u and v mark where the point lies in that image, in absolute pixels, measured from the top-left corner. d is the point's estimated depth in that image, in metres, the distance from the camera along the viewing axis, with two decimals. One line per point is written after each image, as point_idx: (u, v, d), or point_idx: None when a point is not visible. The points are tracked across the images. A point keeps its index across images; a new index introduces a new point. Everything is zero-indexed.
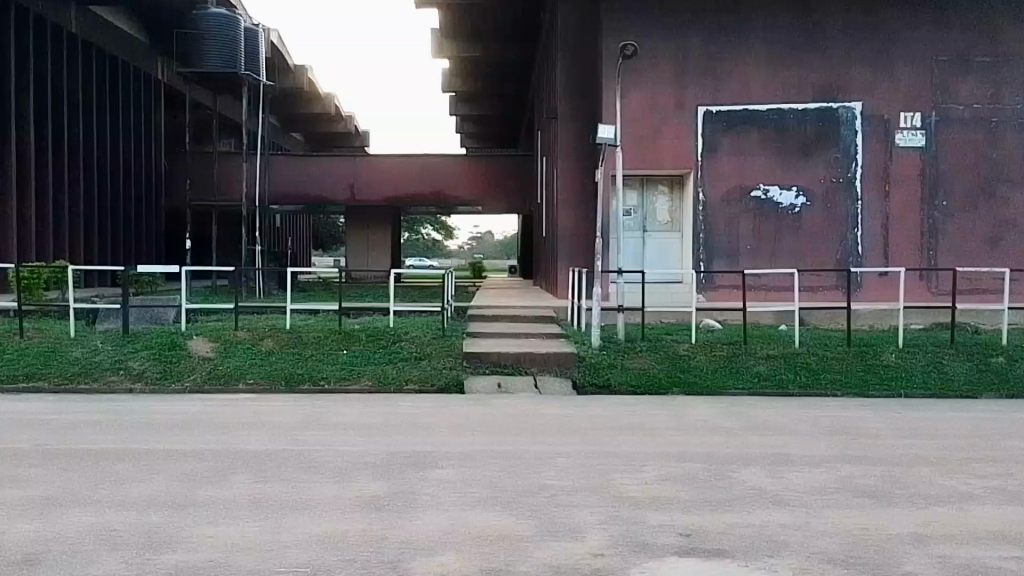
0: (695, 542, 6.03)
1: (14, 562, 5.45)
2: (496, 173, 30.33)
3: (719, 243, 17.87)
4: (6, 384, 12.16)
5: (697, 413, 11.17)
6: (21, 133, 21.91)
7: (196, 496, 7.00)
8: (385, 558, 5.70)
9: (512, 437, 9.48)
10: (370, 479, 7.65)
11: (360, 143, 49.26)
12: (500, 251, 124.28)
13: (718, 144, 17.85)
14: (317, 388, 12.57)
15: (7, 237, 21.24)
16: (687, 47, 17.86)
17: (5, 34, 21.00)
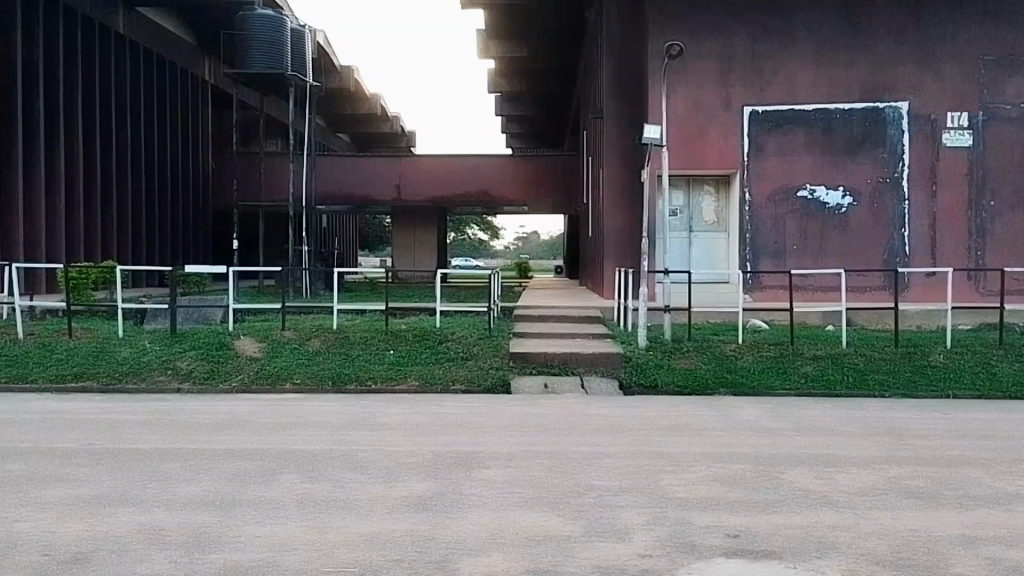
0: (744, 543, 5.88)
1: (64, 561, 5.46)
2: (540, 172, 30.22)
3: (765, 242, 17.57)
4: (55, 384, 12.32)
5: (744, 413, 11.00)
6: (70, 133, 22.26)
7: (243, 495, 6.99)
8: (432, 558, 5.63)
9: (559, 438, 9.38)
10: (416, 479, 7.60)
11: (406, 142, 49.48)
12: (546, 251, 124.17)
13: (764, 144, 17.55)
14: (364, 388, 12.57)
15: (55, 237, 21.57)
16: (732, 45, 17.60)
17: (55, 35, 21.36)
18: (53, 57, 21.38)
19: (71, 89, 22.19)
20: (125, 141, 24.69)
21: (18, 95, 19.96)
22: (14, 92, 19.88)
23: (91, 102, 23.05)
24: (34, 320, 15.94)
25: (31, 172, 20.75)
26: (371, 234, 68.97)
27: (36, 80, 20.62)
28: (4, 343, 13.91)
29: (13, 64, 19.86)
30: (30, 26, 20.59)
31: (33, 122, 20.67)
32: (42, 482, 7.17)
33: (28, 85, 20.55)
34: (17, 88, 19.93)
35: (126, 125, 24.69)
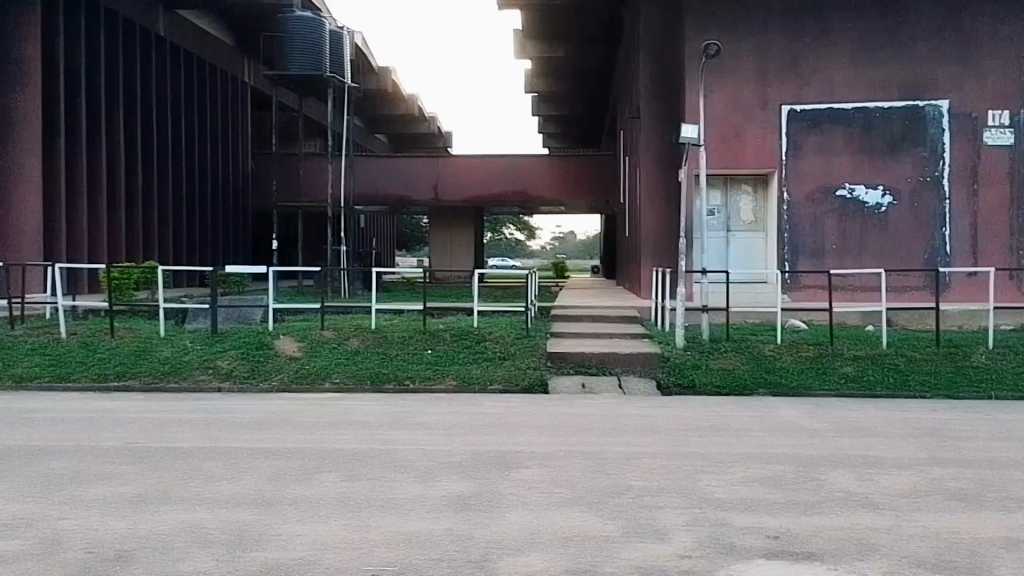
0: (785, 544, 5.81)
1: (108, 558, 5.54)
2: (576, 171, 30.12)
3: (804, 242, 17.37)
4: (98, 383, 12.51)
5: (785, 413, 10.88)
6: (112, 135, 22.57)
7: (284, 494, 7.04)
8: (472, 557, 5.62)
9: (595, 438, 9.34)
10: (455, 479, 7.60)
11: (443, 143, 49.61)
12: (583, 251, 123.88)
13: (802, 143, 17.36)
14: (402, 388, 12.61)
15: (98, 237, 21.91)
16: (770, 43, 17.43)
17: (97, 38, 21.67)
18: (95, 59, 21.67)
19: (114, 91, 22.50)
20: (166, 143, 25.02)
21: (61, 97, 20.24)
22: (58, 94, 20.18)
23: (133, 103, 23.36)
24: (78, 320, 16.20)
25: (75, 172, 21.07)
26: (408, 233, 69.28)
27: (78, 82, 20.93)
28: (49, 342, 14.14)
29: (56, 67, 20.15)
30: (73, 28, 20.89)
31: (75, 124, 20.98)
32: (87, 480, 7.26)
33: (70, 86, 20.84)
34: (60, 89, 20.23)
35: (168, 127, 25.02)
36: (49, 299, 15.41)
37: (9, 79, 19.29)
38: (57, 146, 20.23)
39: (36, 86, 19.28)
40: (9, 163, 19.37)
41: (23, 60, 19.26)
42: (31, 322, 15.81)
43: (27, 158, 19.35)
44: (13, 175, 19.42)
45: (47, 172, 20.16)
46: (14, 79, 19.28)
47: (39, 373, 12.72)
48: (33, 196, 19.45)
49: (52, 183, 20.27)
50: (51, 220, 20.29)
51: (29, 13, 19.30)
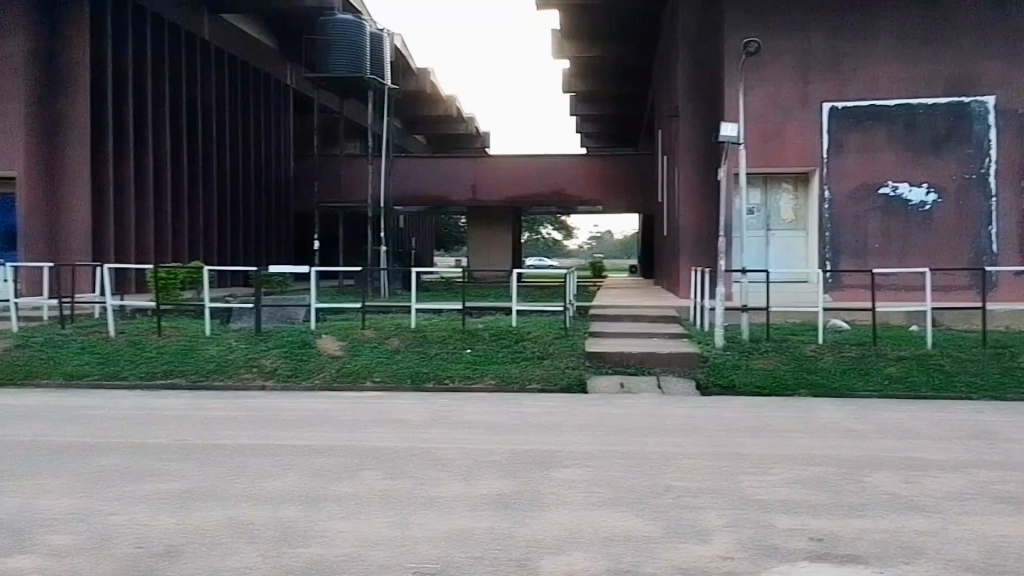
0: (829, 547, 5.78)
1: (156, 553, 5.64)
2: (613, 171, 30.05)
3: (846, 240, 17.20)
4: (146, 381, 12.74)
5: (827, 414, 10.78)
6: (159, 136, 22.92)
7: (328, 491, 7.13)
8: (512, 556, 5.66)
9: (634, 438, 9.34)
10: (496, 478, 7.64)
11: (481, 143, 49.74)
12: (621, 251, 123.47)
13: (844, 141, 17.19)
14: (442, 388, 12.69)
15: (144, 236, 22.27)
16: (810, 41, 17.27)
17: (144, 41, 22.03)
18: (141, 63, 22.04)
19: (160, 94, 22.87)
20: (211, 145, 25.38)
21: (108, 102, 20.59)
22: (105, 100, 20.54)
23: (179, 108, 23.72)
24: (126, 320, 16.46)
25: (122, 173, 21.43)
26: (447, 234, 69.61)
27: (125, 87, 21.28)
28: (98, 342, 14.37)
29: (104, 72, 20.50)
30: (120, 32, 21.24)
31: (123, 128, 21.35)
32: (136, 476, 7.41)
33: (117, 92, 21.19)
34: (106, 94, 20.57)
35: (212, 130, 25.37)
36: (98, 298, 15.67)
37: (58, 86, 19.68)
38: (105, 151, 20.60)
39: (85, 92, 19.63)
40: (58, 166, 19.79)
41: (72, 67, 19.62)
42: (81, 321, 16.08)
43: (76, 161, 19.72)
44: (64, 179, 19.82)
45: (96, 173, 20.55)
46: (63, 83, 19.66)
47: (89, 372, 12.97)
48: (82, 198, 19.82)
49: (100, 187, 20.64)
50: (99, 222, 20.66)
51: (76, 19, 19.66)
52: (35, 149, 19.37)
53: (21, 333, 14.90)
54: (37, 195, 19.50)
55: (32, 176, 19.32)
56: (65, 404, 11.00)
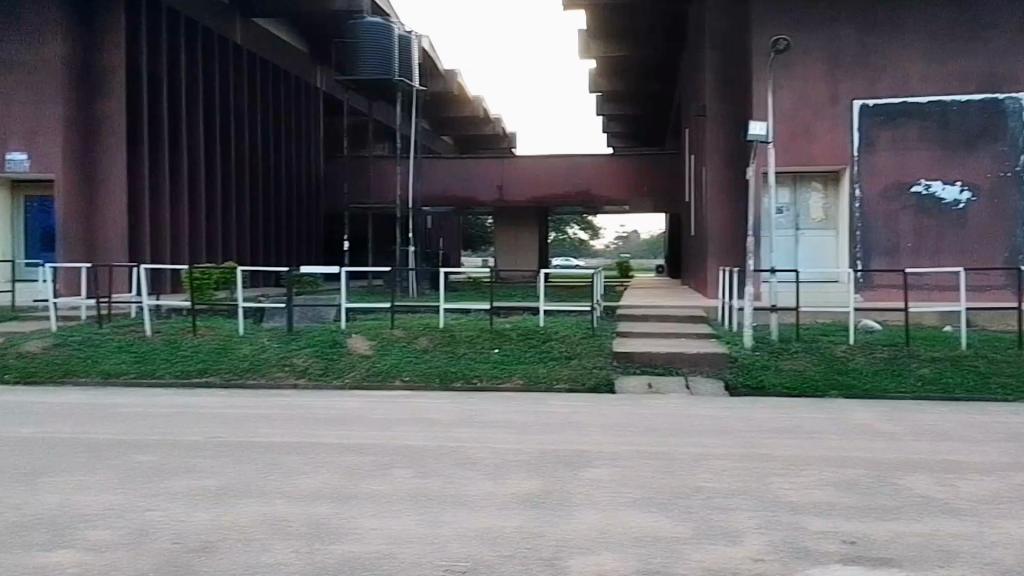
0: (862, 550, 5.79)
1: (193, 549, 5.76)
2: (642, 171, 29.99)
3: (878, 240, 17.10)
4: (181, 379, 12.93)
5: (858, 416, 10.74)
6: (194, 137, 23.19)
7: (361, 488, 7.23)
8: (542, 555, 5.72)
9: (662, 439, 9.37)
10: (525, 477, 7.71)
11: (508, 144, 49.91)
12: (648, 251, 123.16)
13: (875, 139, 17.09)
14: (470, 387, 12.78)
15: (180, 236, 22.55)
16: (840, 40, 17.18)
17: (178, 44, 22.30)
18: (175, 68, 22.30)
19: (194, 99, 23.15)
20: (243, 147, 25.65)
21: (143, 106, 20.86)
22: (140, 104, 20.83)
23: (212, 111, 24.00)
24: (162, 320, 16.67)
25: (157, 175, 21.71)
26: (474, 234, 69.79)
27: (160, 92, 21.56)
28: (135, 341, 14.59)
29: (140, 77, 20.77)
30: (156, 36, 21.52)
31: (158, 130, 21.63)
32: (172, 473, 7.55)
33: (153, 96, 21.47)
34: (142, 99, 20.85)
35: (245, 132, 25.66)
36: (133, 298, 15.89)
37: (95, 91, 19.98)
38: (140, 155, 20.87)
39: (121, 97, 19.90)
40: (96, 168, 20.11)
41: (108, 72, 19.88)
42: (118, 321, 16.29)
43: (113, 164, 20.02)
44: (101, 180, 20.14)
45: (132, 175, 20.84)
46: (100, 87, 19.96)
47: (126, 370, 13.18)
48: (119, 201, 20.11)
49: (136, 189, 20.92)
50: (136, 223, 20.95)
51: (112, 24, 19.94)
52: (72, 152, 19.65)
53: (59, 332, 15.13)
54: (75, 197, 19.78)
55: (70, 178, 19.61)
56: (103, 402, 11.19)
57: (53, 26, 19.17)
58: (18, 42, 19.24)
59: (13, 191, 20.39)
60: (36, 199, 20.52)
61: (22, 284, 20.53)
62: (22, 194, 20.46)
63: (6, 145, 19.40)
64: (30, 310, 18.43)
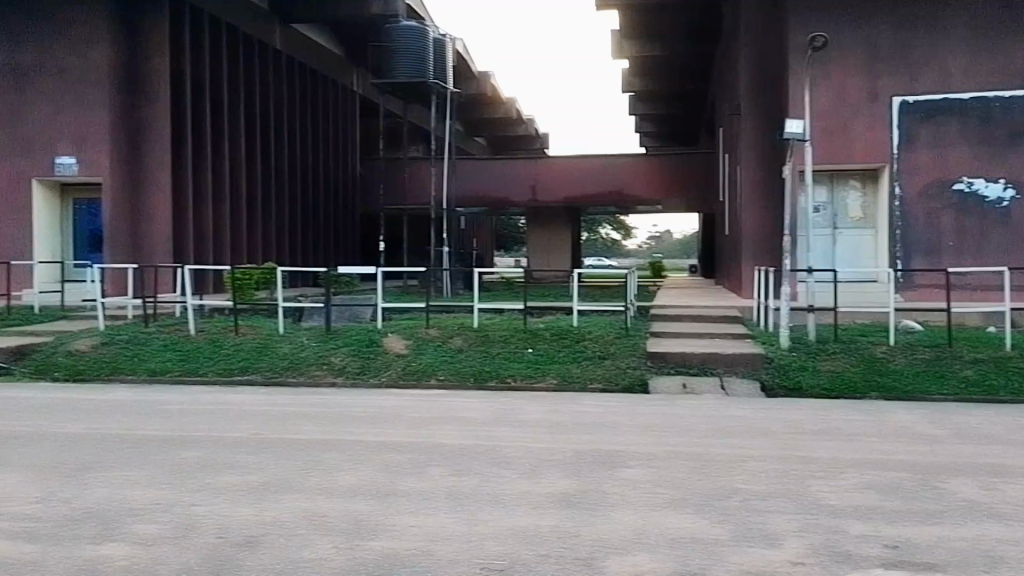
0: (904, 555, 5.76)
1: (236, 543, 5.85)
2: (676, 171, 29.86)
3: (918, 238, 16.93)
4: (222, 377, 13.13)
5: (899, 418, 10.65)
6: (235, 139, 23.45)
7: (399, 486, 7.30)
8: (579, 555, 5.75)
9: (700, 440, 9.36)
10: (561, 476, 7.74)
11: (541, 144, 50.01)
12: (681, 251, 122.65)
13: (915, 136, 16.92)
14: (504, 387, 12.85)
15: (222, 237, 22.83)
16: (879, 36, 17.01)
17: (219, 48, 22.60)
18: (217, 73, 22.57)
19: (235, 103, 23.43)
20: (282, 149, 25.91)
21: (187, 110, 21.16)
22: (183, 109, 21.12)
23: (252, 114, 24.27)
24: (206, 320, 16.85)
25: (200, 176, 21.99)
26: (507, 234, 69.94)
27: (202, 96, 21.84)
28: (179, 339, 14.83)
29: (183, 82, 21.07)
30: (198, 40, 21.80)
31: (200, 132, 21.89)
32: (214, 469, 7.68)
33: (194, 101, 21.77)
34: (184, 103, 21.14)
35: (283, 133, 25.91)
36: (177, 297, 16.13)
37: (140, 94, 20.26)
38: (183, 157, 21.16)
39: (165, 102, 20.20)
40: (142, 170, 20.41)
41: (153, 77, 20.18)
42: (163, 321, 16.50)
43: (158, 167, 20.32)
44: (147, 183, 20.44)
45: (177, 176, 21.12)
46: (146, 91, 20.25)
47: (171, 367, 13.41)
48: (164, 202, 20.39)
49: (179, 191, 21.19)
50: (179, 225, 21.24)
51: (156, 30, 20.19)
52: (118, 155, 19.94)
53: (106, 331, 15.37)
54: (121, 199, 20.08)
55: (116, 181, 19.91)
56: (148, 400, 11.37)
57: (99, 32, 19.51)
58: (66, 49, 19.58)
59: (60, 194, 20.70)
60: (84, 201, 20.84)
61: (71, 285, 20.75)
62: (69, 197, 20.80)
63: (55, 149, 19.71)
64: (77, 310, 18.70)
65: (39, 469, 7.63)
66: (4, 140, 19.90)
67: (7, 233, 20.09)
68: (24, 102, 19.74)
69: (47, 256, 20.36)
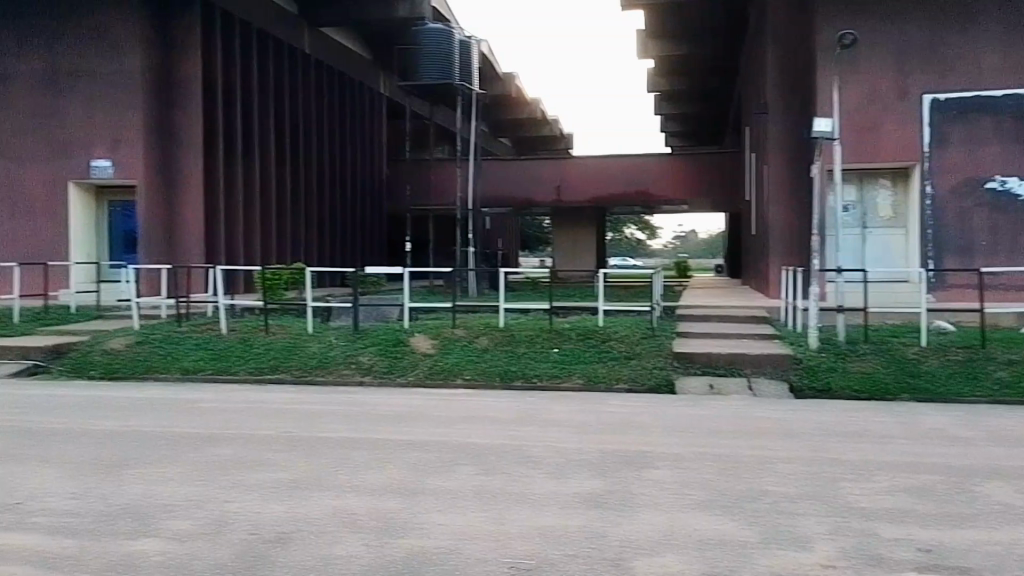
0: (937, 558, 5.70)
1: (269, 539, 5.89)
2: (702, 171, 29.72)
3: (950, 238, 16.75)
4: (253, 375, 13.23)
5: (930, 420, 10.54)
6: (264, 141, 23.61)
7: (427, 485, 7.31)
8: (607, 555, 5.74)
9: (728, 441, 9.32)
10: (588, 476, 7.73)
11: (565, 145, 49.99)
12: (706, 251, 122.10)
13: (947, 134, 16.74)
14: (529, 386, 12.85)
15: (252, 238, 22.98)
16: (909, 33, 16.85)
17: (250, 51, 22.78)
18: (247, 76, 22.75)
19: (264, 106, 23.59)
20: (310, 151, 26.06)
21: (218, 113, 21.30)
22: (215, 112, 21.27)
23: (281, 116, 24.43)
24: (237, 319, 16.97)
25: (230, 179, 22.16)
26: (531, 235, 69.95)
27: (233, 99, 22.00)
28: (211, 338, 14.95)
29: (215, 85, 21.23)
30: (230, 44, 21.95)
31: (231, 135, 22.04)
32: (244, 466, 7.73)
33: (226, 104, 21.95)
34: (217, 106, 21.28)
35: (311, 135, 26.03)
36: (209, 297, 16.25)
37: (173, 98, 20.45)
38: (215, 160, 21.31)
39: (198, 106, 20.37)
40: (176, 172, 20.60)
41: (187, 82, 20.35)
42: (195, 321, 16.61)
43: (191, 170, 20.51)
44: (180, 185, 20.62)
45: (209, 178, 21.28)
46: (180, 96, 20.42)
47: (204, 366, 13.52)
48: (197, 203, 20.56)
49: (211, 193, 21.37)
50: (212, 227, 21.41)
51: (189, 34, 20.34)
52: (152, 158, 20.13)
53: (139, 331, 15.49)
54: (155, 200, 20.27)
55: (150, 183, 20.10)
56: (181, 397, 11.48)
57: (134, 37, 19.68)
58: (101, 52, 19.79)
59: (97, 196, 20.93)
60: (119, 204, 21.07)
61: (106, 285, 20.99)
62: (104, 199, 21.04)
63: (92, 152, 19.93)
64: (112, 310, 18.90)
65: (75, 465, 7.72)
66: (41, 144, 20.15)
67: (43, 235, 20.34)
68: (61, 106, 19.98)
69: (82, 258, 20.62)
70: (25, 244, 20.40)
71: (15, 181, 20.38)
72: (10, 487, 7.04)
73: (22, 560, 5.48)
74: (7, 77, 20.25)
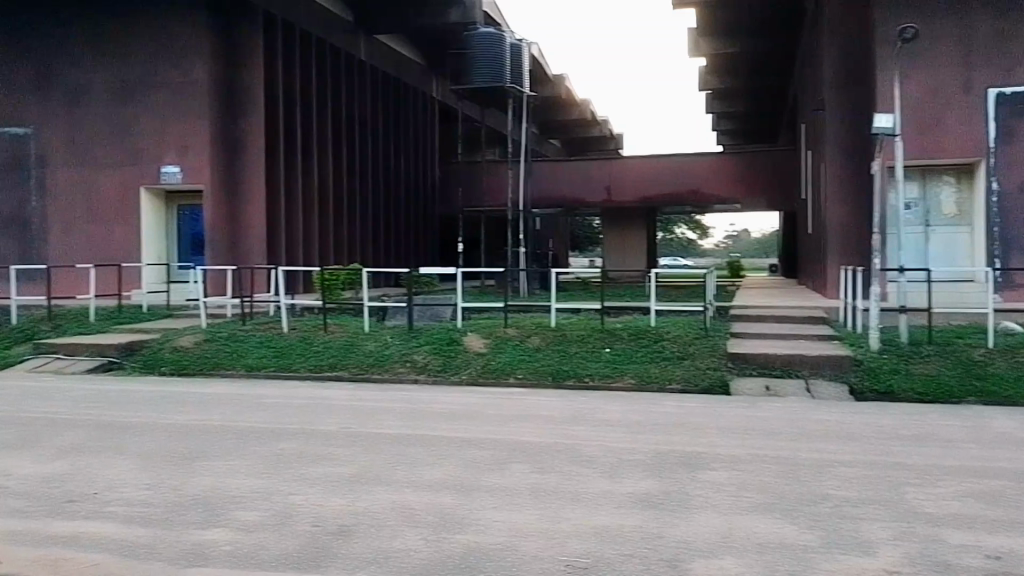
0: (1007, 566, 5.53)
1: (331, 532, 5.91)
2: (757, 168, 29.25)
3: (1018, 233, 16.33)
4: (312, 373, 13.33)
5: (996, 424, 10.25)
6: (320, 142, 23.80)
7: (482, 482, 7.28)
8: (665, 556, 5.65)
9: (786, 443, 9.16)
10: (645, 476, 7.64)
11: (615, 145, 49.85)
12: (758, 250, 120.74)
13: (1014, 128, 16.32)
14: (581, 386, 12.78)
15: (310, 237, 23.18)
16: (973, 27, 16.44)
17: (307, 53, 22.99)
18: (306, 80, 23.00)
19: (320, 108, 23.80)
20: (366, 153, 26.24)
21: (279, 118, 21.56)
22: (276, 117, 21.54)
23: (337, 118, 24.64)
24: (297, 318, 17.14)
25: (289, 180, 22.40)
26: (582, 235, 69.80)
27: (292, 102, 22.24)
28: (275, 337, 15.11)
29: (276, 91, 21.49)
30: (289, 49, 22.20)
31: (290, 137, 22.27)
32: (305, 461, 7.77)
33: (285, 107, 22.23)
34: (277, 111, 21.53)
35: (367, 137, 26.23)
36: (271, 296, 16.45)
37: (237, 104, 20.75)
38: (276, 164, 21.58)
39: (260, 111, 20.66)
40: (239, 176, 20.88)
41: (251, 90, 20.67)
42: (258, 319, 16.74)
43: (253, 174, 20.80)
44: (243, 188, 20.88)
45: (269, 181, 21.54)
46: (244, 102, 20.71)
47: (268, 363, 13.66)
48: (259, 206, 20.83)
49: (273, 195, 21.64)
50: (272, 228, 21.68)
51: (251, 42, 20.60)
52: (218, 163, 20.44)
53: (207, 330, 15.66)
54: (220, 204, 20.58)
55: (216, 187, 20.41)
56: (247, 394, 11.58)
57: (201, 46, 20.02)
58: (172, 62, 20.16)
59: (167, 200, 21.20)
60: (186, 207, 21.38)
61: (175, 285, 21.31)
62: (174, 204, 21.29)
63: (161, 158, 20.26)
64: (182, 309, 19.13)
65: (145, 457, 7.83)
66: (111, 150, 20.53)
67: (115, 237, 20.72)
68: (132, 113, 20.35)
69: (154, 259, 20.93)
70: (98, 247, 20.80)
71: (83, 185, 20.75)
72: (87, 478, 7.15)
73: (99, 548, 5.56)
74: (81, 85, 20.63)
